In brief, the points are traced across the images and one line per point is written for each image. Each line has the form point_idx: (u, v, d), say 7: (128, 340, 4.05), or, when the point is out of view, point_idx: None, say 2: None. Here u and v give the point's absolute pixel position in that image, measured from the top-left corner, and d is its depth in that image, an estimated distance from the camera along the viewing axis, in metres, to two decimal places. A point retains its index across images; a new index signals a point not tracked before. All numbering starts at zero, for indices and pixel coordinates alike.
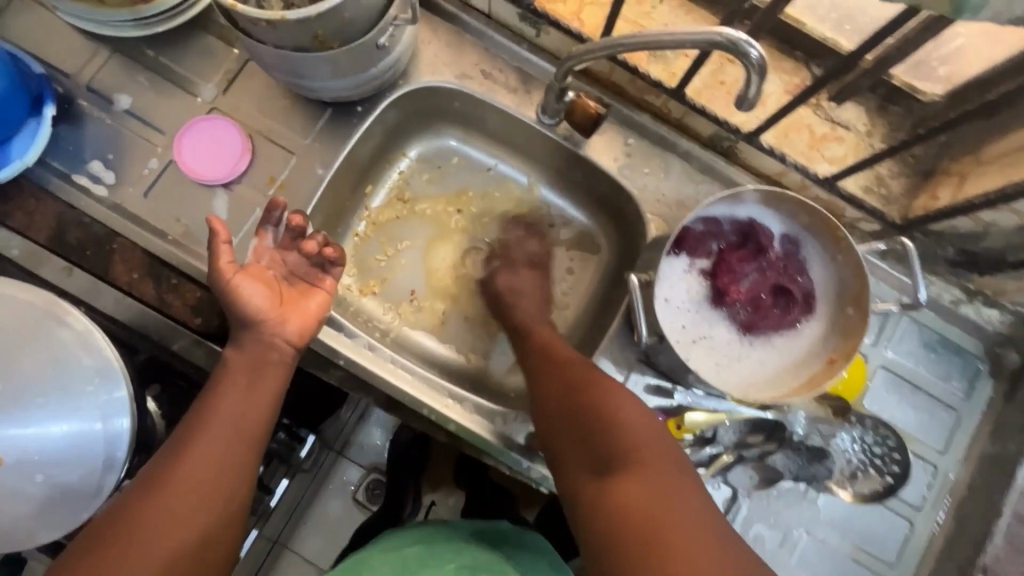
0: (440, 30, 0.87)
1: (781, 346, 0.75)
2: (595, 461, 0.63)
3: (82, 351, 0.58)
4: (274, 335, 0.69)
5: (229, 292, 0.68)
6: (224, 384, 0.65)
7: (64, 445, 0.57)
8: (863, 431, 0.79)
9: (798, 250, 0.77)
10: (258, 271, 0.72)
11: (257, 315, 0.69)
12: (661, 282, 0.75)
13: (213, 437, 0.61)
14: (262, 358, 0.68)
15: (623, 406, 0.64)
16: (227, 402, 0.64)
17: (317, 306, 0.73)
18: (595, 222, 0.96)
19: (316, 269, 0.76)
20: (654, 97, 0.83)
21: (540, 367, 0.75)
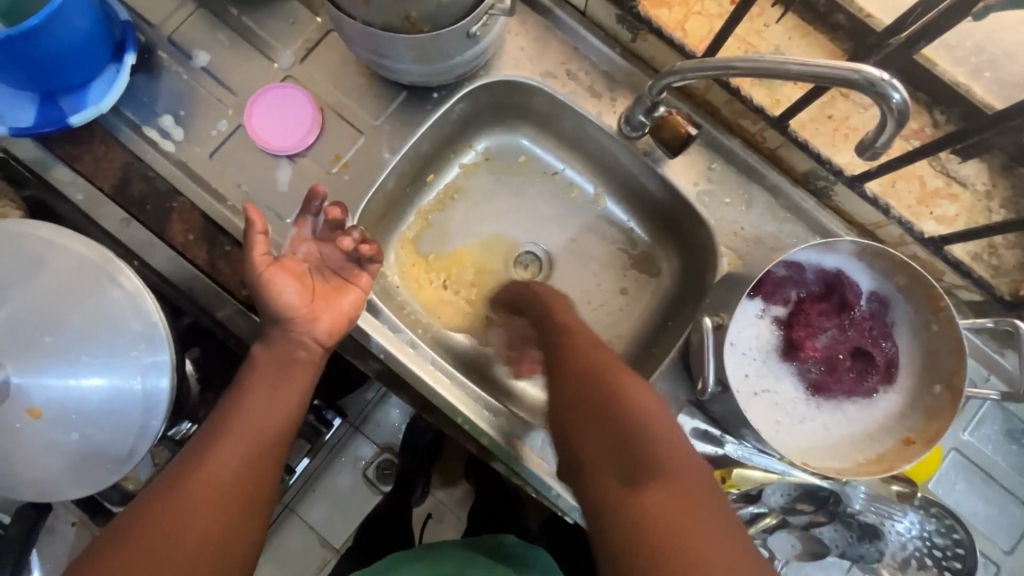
0: (529, 23, 0.82)
1: (850, 414, 0.69)
2: (622, 465, 0.53)
3: (130, 313, 0.56)
4: (302, 333, 0.65)
5: (261, 286, 0.64)
6: (249, 385, 0.62)
7: (102, 405, 0.56)
8: (925, 518, 0.72)
9: (885, 311, 0.70)
10: (293, 264, 0.67)
11: (288, 312, 0.64)
12: (732, 325, 0.69)
13: (238, 436, 0.58)
14: (291, 357, 0.64)
15: (656, 412, 0.56)
16: (253, 404, 0.60)
17: (350, 305, 0.68)
18: (660, 245, 0.90)
19: (352, 263, 0.70)
20: (749, 123, 0.76)
21: (560, 367, 0.64)
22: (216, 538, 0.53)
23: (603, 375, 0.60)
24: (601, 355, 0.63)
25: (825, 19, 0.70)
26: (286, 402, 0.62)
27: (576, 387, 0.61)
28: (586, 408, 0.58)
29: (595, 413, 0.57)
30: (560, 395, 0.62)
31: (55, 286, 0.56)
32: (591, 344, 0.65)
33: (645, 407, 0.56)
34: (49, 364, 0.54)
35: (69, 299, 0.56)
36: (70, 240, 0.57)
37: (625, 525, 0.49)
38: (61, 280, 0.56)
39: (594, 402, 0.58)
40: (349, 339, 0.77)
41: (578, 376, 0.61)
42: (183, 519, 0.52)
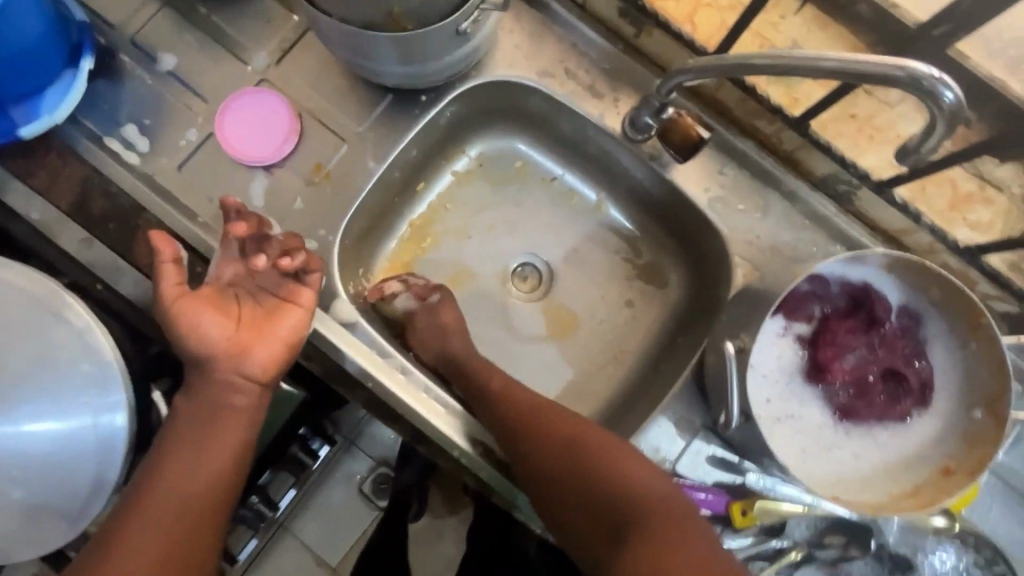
0: (524, 18, 0.76)
1: (882, 440, 0.63)
2: (602, 521, 0.56)
3: (77, 350, 0.50)
4: (232, 371, 0.58)
5: (176, 320, 0.57)
6: (171, 443, 0.55)
7: (51, 458, 0.50)
8: (964, 551, 0.66)
9: (917, 327, 0.64)
10: (213, 291, 0.60)
11: (210, 347, 0.58)
12: (753, 346, 0.63)
13: (161, 511, 0.53)
14: (221, 405, 0.57)
15: (603, 448, 0.59)
16: (174, 466, 0.54)
17: (287, 330, 0.60)
18: (668, 254, 0.84)
19: (288, 281, 0.63)
20: (764, 123, 0.71)
21: (512, 440, 0.64)
22: None
23: (568, 434, 0.61)
24: (557, 409, 0.65)
25: (846, 9, 0.62)
26: (217, 463, 0.56)
27: (523, 444, 0.63)
28: (547, 465, 0.61)
29: (568, 485, 0.59)
30: (528, 471, 0.62)
31: None
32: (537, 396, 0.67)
33: (618, 466, 0.58)
34: None
35: (6, 336, 0.49)
36: (8, 270, 0.50)
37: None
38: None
39: (567, 474, 0.59)
40: (333, 366, 0.71)
41: (517, 427, 0.64)
42: None
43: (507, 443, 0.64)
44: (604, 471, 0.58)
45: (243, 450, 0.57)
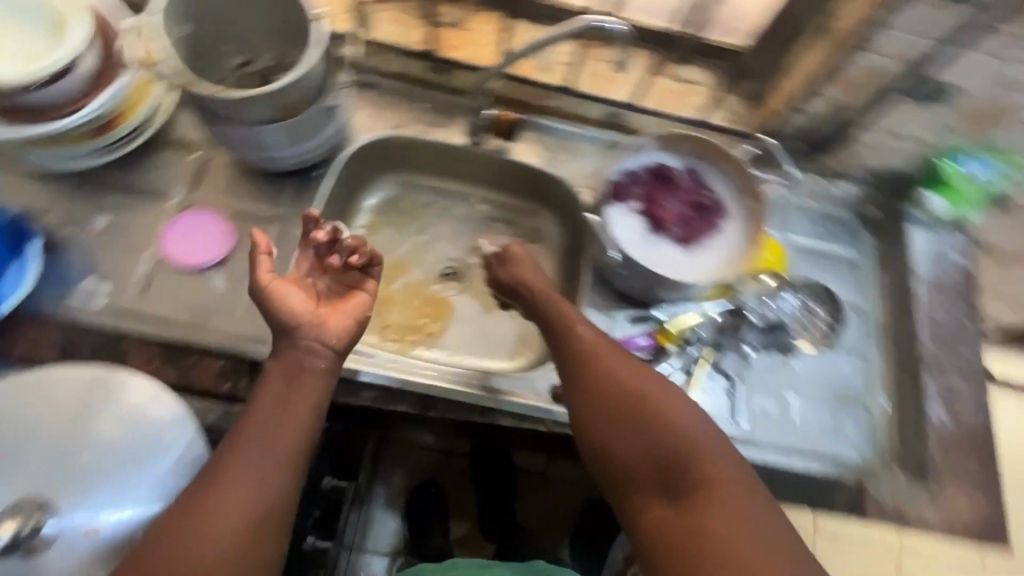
0: (366, 97, 1.03)
1: (716, 246, 0.94)
2: (666, 487, 0.63)
3: (130, 414, 0.67)
4: (311, 340, 0.70)
5: (268, 299, 0.71)
6: (261, 395, 0.66)
7: (151, 489, 0.64)
8: (800, 294, 1.00)
9: (699, 175, 0.97)
10: (297, 279, 0.74)
11: (294, 318, 0.71)
12: (609, 226, 0.92)
13: (250, 455, 0.61)
14: (303, 367, 0.68)
15: (680, 417, 0.66)
16: (261, 416, 0.64)
17: (355, 309, 0.74)
18: (538, 215, 1.12)
19: (355, 274, 0.78)
20: (551, 100, 1.04)
21: (578, 372, 0.72)
22: (235, 553, 0.56)
23: (644, 402, 0.67)
24: (636, 378, 0.69)
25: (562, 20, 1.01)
26: (297, 418, 0.65)
27: (603, 406, 0.68)
28: (626, 424, 0.66)
29: (640, 448, 0.65)
30: (593, 402, 0.69)
31: (71, 412, 0.65)
32: (616, 361, 0.71)
33: (666, 407, 0.66)
34: (82, 495, 0.63)
35: (69, 436, 0.64)
36: (63, 374, 0.67)
37: (666, 535, 0.61)
38: (73, 404, 0.66)
39: (629, 408, 0.67)
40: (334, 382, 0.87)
41: (598, 389, 0.69)
42: (213, 531, 0.56)
43: (587, 405, 0.69)
44: (667, 411, 0.66)
45: (318, 412, 0.67)
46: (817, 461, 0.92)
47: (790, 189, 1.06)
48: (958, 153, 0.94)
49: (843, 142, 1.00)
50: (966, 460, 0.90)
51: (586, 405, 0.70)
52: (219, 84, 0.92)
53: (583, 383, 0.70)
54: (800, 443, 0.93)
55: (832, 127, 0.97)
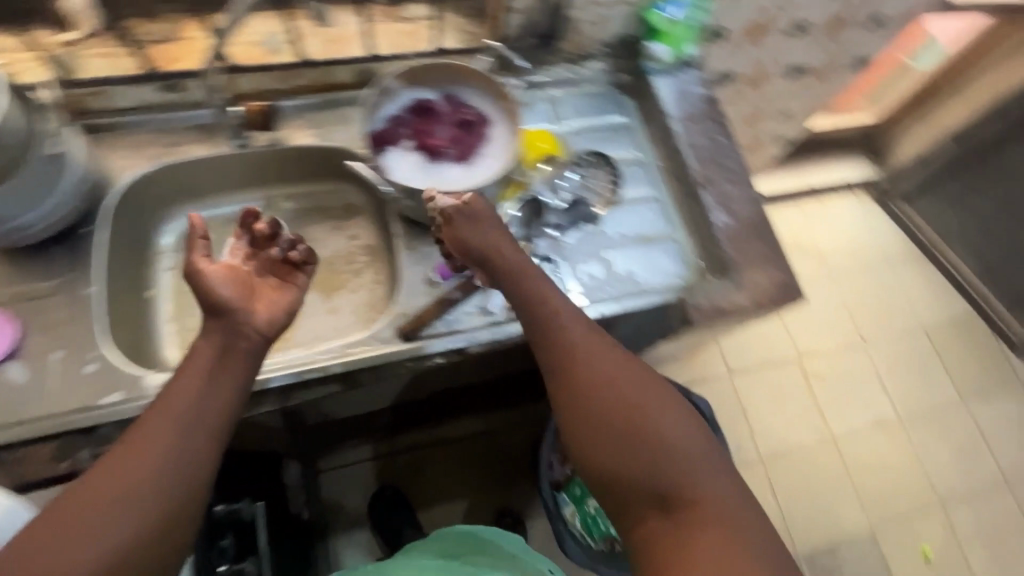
0: (112, 139, 1.01)
1: (490, 150, 1.01)
2: (658, 501, 0.72)
3: None
4: (242, 324, 0.79)
5: (199, 277, 0.79)
6: (184, 369, 0.74)
7: None
8: (582, 166, 1.12)
9: (454, 97, 1.04)
10: (233, 266, 0.84)
11: (230, 301, 0.80)
12: (390, 170, 0.97)
13: (170, 422, 0.69)
14: (229, 347, 0.77)
15: (668, 429, 0.75)
16: (186, 389, 0.72)
17: (281, 300, 0.85)
18: (345, 192, 1.16)
19: (285, 266, 0.89)
20: (299, 78, 1.04)
21: (567, 382, 0.79)
22: (152, 510, 0.64)
23: (636, 420, 0.75)
24: (631, 403, 0.76)
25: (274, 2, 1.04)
26: (217, 395, 0.73)
27: (593, 425, 0.76)
28: (619, 441, 0.74)
29: (633, 462, 0.73)
30: (588, 411, 0.77)
31: None
32: (603, 380, 0.78)
33: (655, 430, 0.74)
34: None
35: None
36: None
37: (657, 543, 0.70)
38: None
39: (628, 423, 0.75)
40: None
41: (593, 411, 0.77)
42: (129, 487, 0.64)
43: (583, 424, 0.77)
44: (675, 439, 0.74)
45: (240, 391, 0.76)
46: (647, 296, 1.05)
47: (541, 88, 1.17)
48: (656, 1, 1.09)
49: (564, 24, 1.11)
50: (753, 243, 1.07)
51: (581, 418, 0.78)
52: None
53: (577, 408, 0.78)
54: (629, 288, 1.06)
55: (545, 16, 1.09)
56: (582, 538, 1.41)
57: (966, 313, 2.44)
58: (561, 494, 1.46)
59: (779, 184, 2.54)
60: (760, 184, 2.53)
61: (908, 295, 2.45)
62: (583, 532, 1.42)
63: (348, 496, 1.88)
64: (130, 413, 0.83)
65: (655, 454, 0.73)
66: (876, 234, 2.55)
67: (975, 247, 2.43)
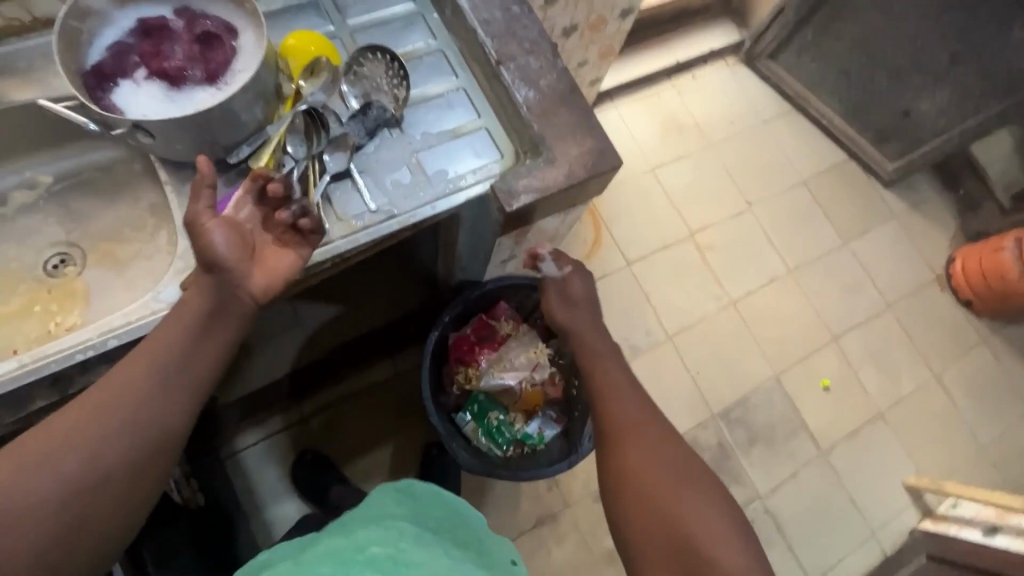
0: None
1: (244, 63, 0.88)
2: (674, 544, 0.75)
3: None
4: (241, 285, 0.80)
5: (200, 234, 0.77)
6: (174, 320, 0.78)
7: None
8: (367, 67, 1.00)
9: (187, 8, 0.89)
10: (234, 221, 0.81)
11: (226, 262, 0.78)
12: (124, 108, 0.83)
13: (154, 379, 0.74)
14: (222, 302, 0.79)
15: (702, 511, 0.77)
16: (176, 344, 0.76)
17: (285, 264, 0.84)
18: (102, 148, 1.01)
19: (297, 235, 0.85)
20: None
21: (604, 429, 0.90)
22: (128, 463, 0.71)
23: (667, 487, 0.80)
24: (668, 474, 0.81)
25: None
26: (204, 356, 0.78)
27: (641, 484, 0.81)
28: (637, 480, 0.82)
29: (660, 507, 0.78)
30: (625, 437, 0.87)
31: None
32: (657, 451, 0.84)
33: (695, 509, 0.77)
34: None
35: None
36: None
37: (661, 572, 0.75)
38: None
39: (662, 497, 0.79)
40: None
41: (637, 451, 0.84)
42: (111, 437, 0.70)
43: (616, 459, 0.85)
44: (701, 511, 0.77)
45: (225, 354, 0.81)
46: (464, 193, 0.99)
47: None
48: None
49: None
50: (561, 116, 1.02)
51: (616, 462, 0.85)
52: None
53: (620, 459, 0.85)
54: (444, 188, 0.99)
55: None
56: (489, 449, 1.44)
57: (840, 159, 2.53)
58: (460, 414, 1.48)
59: (648, 66, 2.44)
60: (619, 78, 2.41)
61: (785, 151, 2.51)
62: (489, 444, 1.45)
63: (263, 472, 1.82)
64: None
65: (668, 505, 0.78)
66: (749, 99, 2.56)
67: (840, 91, 2.48)
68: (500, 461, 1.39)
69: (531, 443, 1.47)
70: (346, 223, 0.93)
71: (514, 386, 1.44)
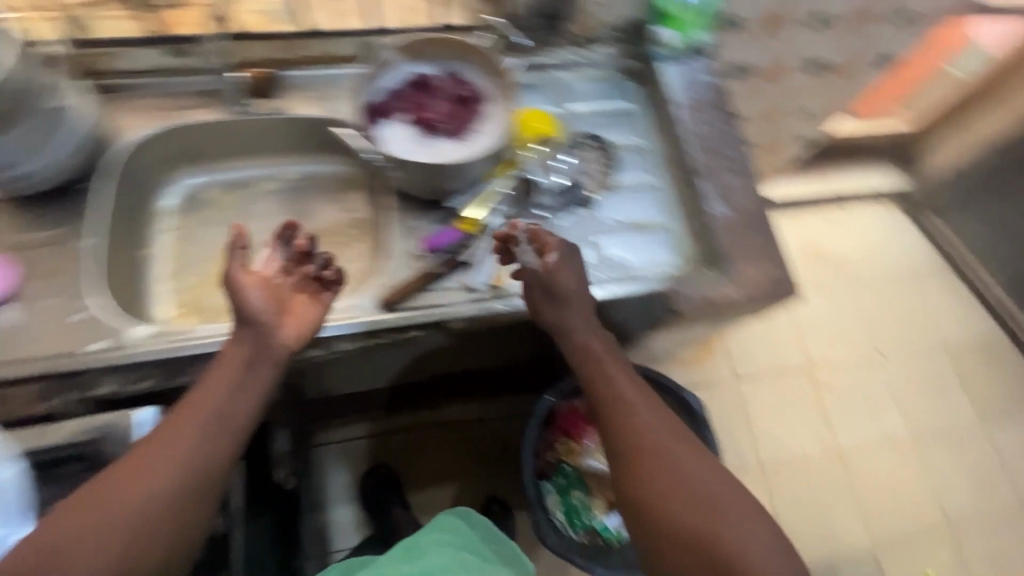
0: (121, 102, 1.04)
1: (486, 128, 1.01)
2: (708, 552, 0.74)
3: None
4: (275, 334, 0.86)
5: (236, 288, 0.84)
6: (212, 375, 0.82)
7: None
8: (580, 149, 1.11)
9: (453, 72, 1.04)
10: (264, 278, 0.88)
11: (260, 312, 0.85)
12: (383, 141, 0.98)
13: (194, 425, 0.77)
14: (257, 354, 0.84)
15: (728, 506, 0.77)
16: (215, 392, 0.80)
17: (310, 314, 0.91)
18: (342, 164, 1.18)
19: (317, 286, 0.93)
20: (304, 49, 1.06)
21: (634, 450, 0.83)
22: (173, 506, 0.72)
23: (698, 492, 0.78)
24: (692, 477, 0.79)
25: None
26: (241, 400, 0.81)
27: (670, 495, 0.78)
28: (666, 489, 0.79)
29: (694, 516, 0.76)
30: (644, 454, 0.82)
31: None
32: (672, 452, 0.82)
33: (721, 507, 0.77)
34: None
35: None
36: None
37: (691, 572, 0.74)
38: None
39: (708, 542, 0.74)
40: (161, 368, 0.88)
41: (658, 468, 0.80)
42: (155, 488, 0.72)
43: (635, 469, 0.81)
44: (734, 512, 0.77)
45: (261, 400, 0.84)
46: (636, 283, 1.03)
47: (544, 69, 1.17)
48: None
49: (571, 6, 1.09)
50: (750, 237, 1.04)
51: (638, 473, 0.81)
52: None
53: (639, 474, 0.81)
54: (618, 274, 1.04)
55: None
56: (564, 529, 1.39)
57: (997, 334, 2.31)
58: (545, 483, 1.46)
59: (804, 190, 2.45)
60: (771, 193, 2.41)
61: (933, 310, 2.34)
62: (566, 523, 1.40)
63: (339, 472, 1.90)
64: (110, 362, 0.85)
65: (701, 512, 0.76)
66: (902, 245, 2.44)
67: (1010, 266, 2.30)
68: (576, 545, 1.34)
69: (606, 536, 1.41)
70: None
71: (609, 473, 1.44)
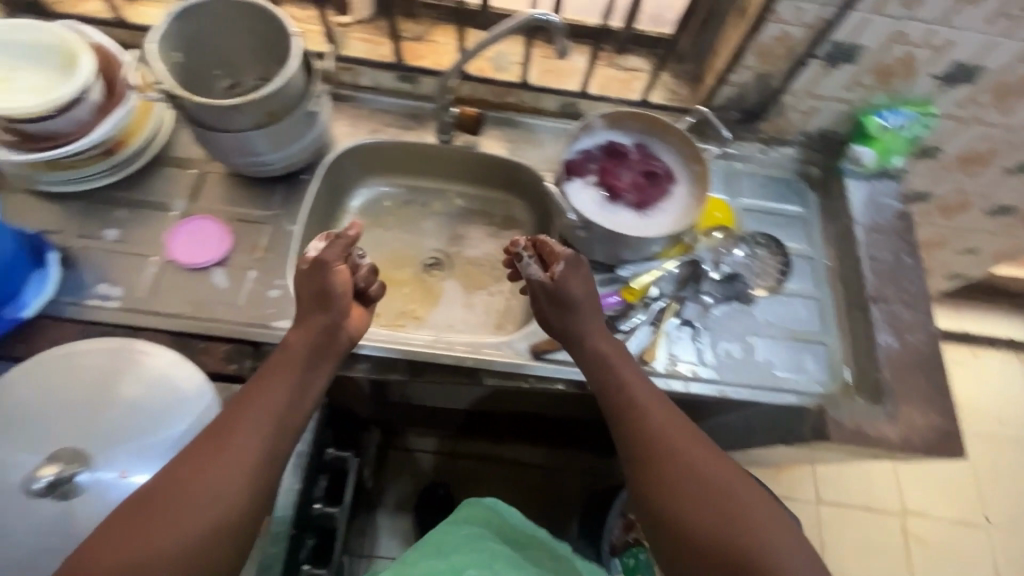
0: (345, 110, 1.16)
1: (668, 207, 1.04)
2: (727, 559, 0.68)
3: (151, 380, 0.84)
4: (341, 324, 0.87)
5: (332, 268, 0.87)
6: (270, 369, 0.81)
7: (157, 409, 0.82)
8: (751, 247, 1.10)
9: (646, 147, 1.08)
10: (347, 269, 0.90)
11: (338, 293, 0.87)
12: (570, 199, 1.02)
13: (253, 416, 0.76)
14: (318, 346, 0.85)
15: (743, 499, 0.72)
16: (275, 383, 0.79)
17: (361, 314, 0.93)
18: (511, 204, 1.24)
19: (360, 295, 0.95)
20: (512, 96, 1.15)
21: (648, 452, 0.78)
22: (236, 499, 0.69)
23: (710, 490, 0.73)
24: (712, 483, 0.73)
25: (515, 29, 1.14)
26: (298, 387, 0.81)
27: (686, 501, 0.72)
28: (684, 499, 0.73)
29: (710, 518, 0.71)
30: (657, 453, 0.77)
31: (99, 371, 0.83)
32: (684, 455, 0.76)
33: (738, 502, 0.71)
34: (106, 452, 0.78)
35: (100, 397, 0.81)
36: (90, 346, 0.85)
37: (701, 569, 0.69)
38: (104, 365, 0.84)
39: (743, 548, 0.68)
40: None
41: (671, 467, 0.75)
42: (220, 482, 0.69)
43: (645, 474, 0.77)
44: (748, 510, 0.71)
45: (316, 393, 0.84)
46: (783, 395, 1.00)
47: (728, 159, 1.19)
48: (878, 108, 1.07)
49: (774, 109, 1.11)
50: (916, 379, 0.99)
51: (644, 479, 0.77)
52: (207, 94, 1.04)
53: (651, 484, 0.76)
54: (767, 381, 1.01)
55: (760, 100, 1.11)
56: None
57: None
58: (614, 559, 1.41)
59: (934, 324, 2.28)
60: None
61: None
62: None
63: (400, 481, 1.94)
64: None
65: (710, 512, 0.71)
66: None
67: None
68: None
69: None
70: (673, 366, 1.00)
71: None
